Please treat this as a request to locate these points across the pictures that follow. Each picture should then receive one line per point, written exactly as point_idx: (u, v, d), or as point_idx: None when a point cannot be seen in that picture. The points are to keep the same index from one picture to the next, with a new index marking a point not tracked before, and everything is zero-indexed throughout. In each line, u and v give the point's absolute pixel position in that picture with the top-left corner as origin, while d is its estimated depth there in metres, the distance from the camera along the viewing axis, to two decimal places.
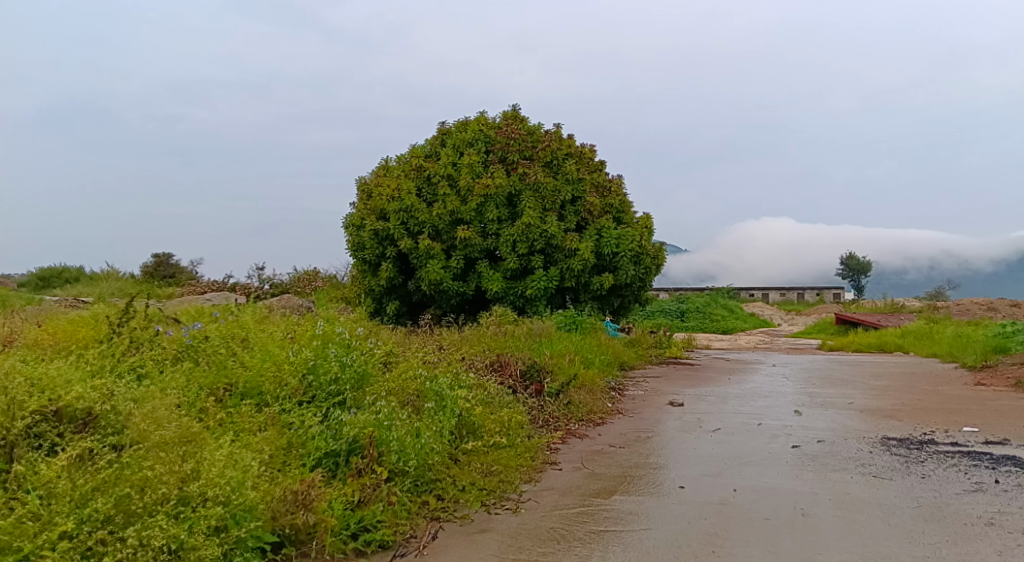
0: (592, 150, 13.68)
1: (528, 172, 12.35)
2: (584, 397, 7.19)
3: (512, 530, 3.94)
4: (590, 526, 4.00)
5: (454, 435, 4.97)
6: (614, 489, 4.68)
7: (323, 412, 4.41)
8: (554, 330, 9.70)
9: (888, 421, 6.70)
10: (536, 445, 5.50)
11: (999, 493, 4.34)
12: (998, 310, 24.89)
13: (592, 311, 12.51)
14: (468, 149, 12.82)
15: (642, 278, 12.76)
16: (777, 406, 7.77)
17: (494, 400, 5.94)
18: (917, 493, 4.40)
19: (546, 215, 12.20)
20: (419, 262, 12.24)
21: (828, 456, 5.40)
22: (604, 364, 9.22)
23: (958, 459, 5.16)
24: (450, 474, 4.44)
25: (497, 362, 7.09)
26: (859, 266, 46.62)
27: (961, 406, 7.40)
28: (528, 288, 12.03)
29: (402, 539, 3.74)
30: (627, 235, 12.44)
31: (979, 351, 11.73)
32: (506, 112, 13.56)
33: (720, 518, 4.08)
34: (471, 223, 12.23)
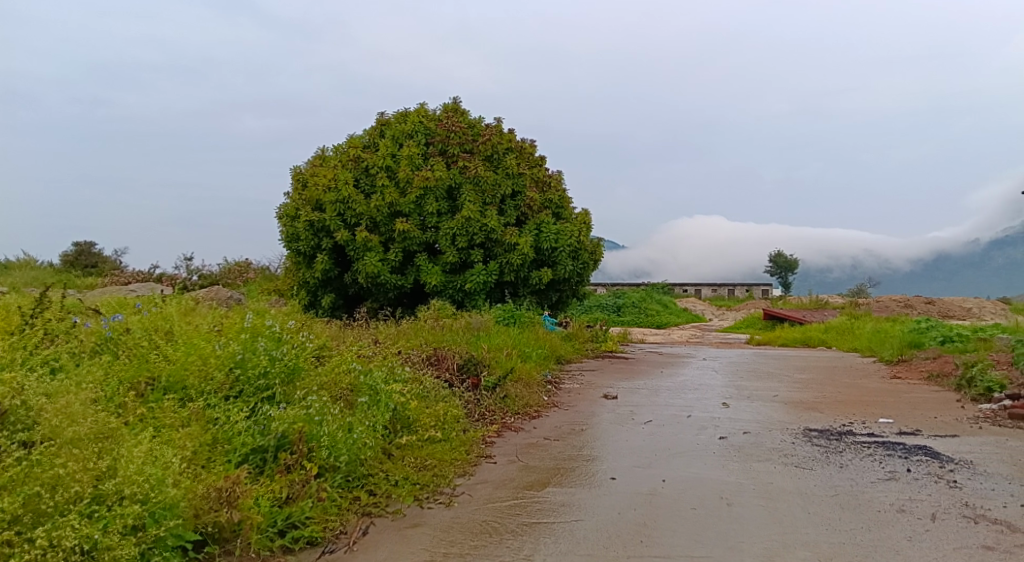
0: (533, 146, 13.71)
1: (469, 166, 12.33)
2: (520, 390, 7.22)
3: (444, 524, 3.93)
4: (522, 519, 4.02)
5: (388, 429, 4.92)
6: (547, 481, 4.72)
7: (251, 407, 4.30)
8: (492, 324, 9.72)
9: (811, 413, 6.96)
10: (471, 438, 5.48)
11: (910, 481, 4.56)
12: (914, 307, 26.19)
13: (531, 305, 12.58)
14: (407, 140, 12.66)
15: (580, 273, 12.87)
16: (707, 398, 7.98)
17: (430, 394, 5.89)
18: (835, 482, 4.59)
19: (486, 208, 12.18)
20: (355, 255, 12.07)
21: (753, 447, 5.57)
22: (540, 358, 9.28)
23: (874, 449, 5.40)
24: (383, 470, 4.41)
25: (433, 356, 7.03)
26: (787, 264, 48.27)
27: (878, 399, 7.75)
28: (467, 282, 12.00)
29: (331, 535, 3.69)
30: (566, 230, 12.53)
31: (896, 346, 12.31)
32: (446, 105, 13.46)
33: (650, 508, 4.16)
34: (410, 216, 12.11)
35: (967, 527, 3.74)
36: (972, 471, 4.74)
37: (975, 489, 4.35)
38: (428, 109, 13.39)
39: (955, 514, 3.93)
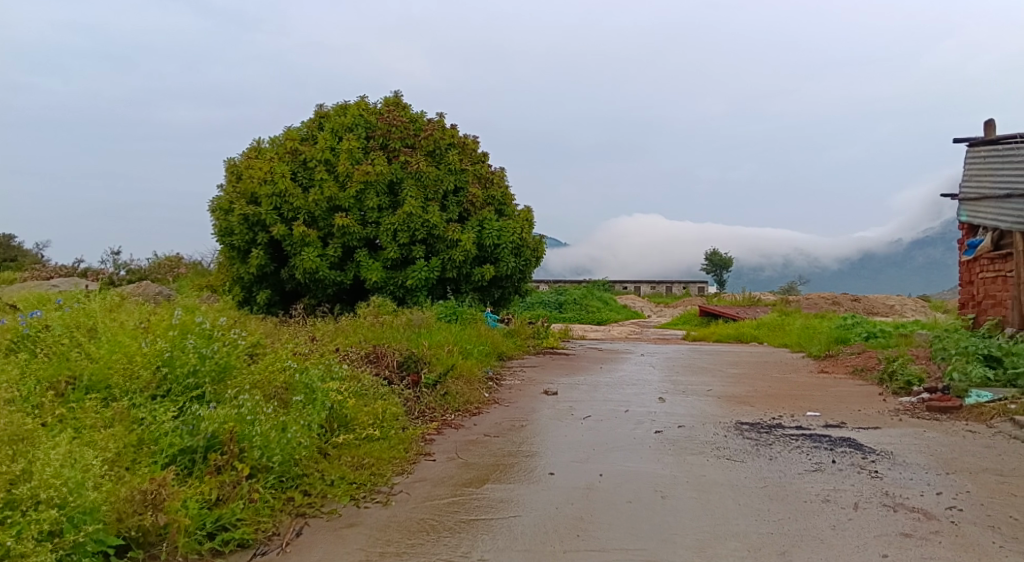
0: (475, 142, 13.66)
1: (410, 161, 12.21)
2: (461, 387, 7.20)
3: (381, 523, 3.88)
4: (460, 515, 4.01)
5: (324, 428, 4.83)
6: (486, 477, 4.72)
7: (180, 407, 4.15)
8: (433, 321, 9.66)
9: (743, 407, 7.16)
10: (410, 436, 5.44)
11: (835, 472, 4.73)
12: (841, 304, 27.22)
13: (473, 302, 12.56)
14: (347, 134, 12.44)
15: (522, 270, 12.90)
16: (644, 393, 8.11)
17: (368, 391, 5.81)
18: (764, 473, 4.72)
19: (427, 204, 12.09)
20: (292, 250, 11.84)
21: (688, 440, 5.69)
22: (482, 355, 9.27)
23: (801, 442, 5.58)
24: (318, 470, 4.34)
25: (372, 353, 6.95)
26: (722, 262, 49.51)
27: (807, 392, 8.03)
28: (408, 279, 11.90)
29: (263, 536, 3.60)
30: (508, 227, 12.55)
31: (824, 342, 12.76)
32: (388, 98, 13.28)
33: (586, 502, 4.21)
34: (350, 211, 11.91)
35: (887, 515, 3.90)
36: (893, 461, 4.95)
37: (896, 479, 4.54)
38: (368, 103, 13.19)
39: (875, 503, 4.10)
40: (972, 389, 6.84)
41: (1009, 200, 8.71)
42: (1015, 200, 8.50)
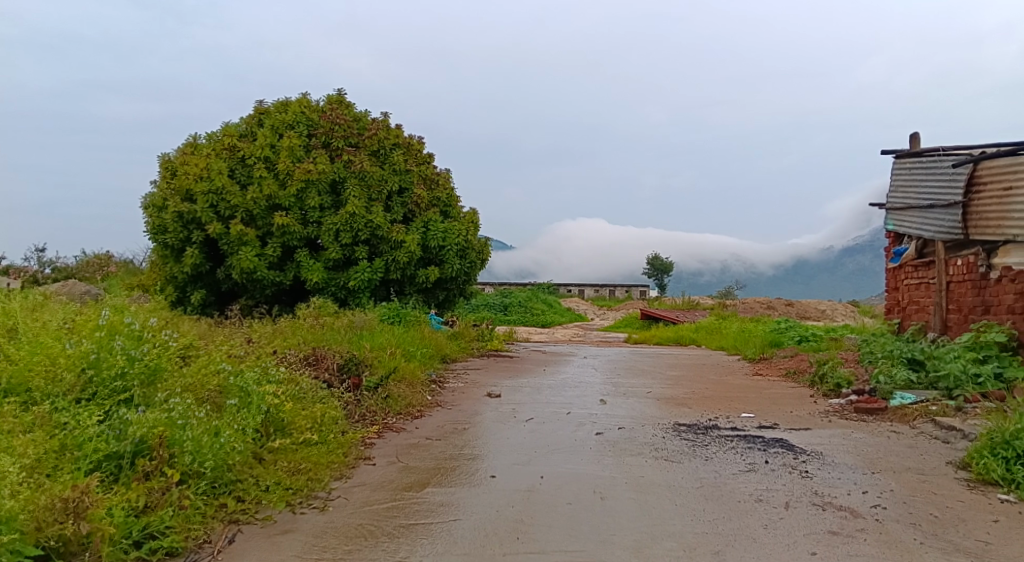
0: (420, 142, 13.58)
1: (354, 160, 12.04)
2: (403, 390, 7.13)
3: (317, 529, 3.80)
4: (399, 521, 3.96)
5: (259, 432, 4.71)
6: (427, 481, 4.68)
7: (106, 411, 4.00)
8: (376, 323, 9.55)
9: (681, 409, 7.29)
10: (350, 440, 5.35)
11: (768, 472, 4.86)
12: (776, 308, 28.09)
13: (417, 304, 12.46)
14: (288, 131, 12.17)
15: (467, 272, 12.86)
16: (585, 395, 8.19)
17: (306, 395, 5.70)
18: (700, 474, 4.82)
19: (371, 204, 11.94)
20: (229, 249, 11.55)
21: (627, 442, 5.76)
22: (424, 357, 9.20)
23: (736, 443, 5.72)
24: (253, 475, 4.23)
25: (312, 355, 6.81)
26: (663, 267, 50.44)
27: (742, 394, 8.23)
28: (351, 280, 11.72)
29: (194, 544, 3.50)
30: (453, 229, 12.51)
31: (759, 345, 13.13)
32: (331, 97, 13.05)
33: (526, 505, 4.21)
34: (290, 209, 11.67)
35: (816, 514, 4.02)
36: (822, 461, 5.11)
37: (825, 478, 4.69)
38: (311, 100, 12.94)
39: (805, 502, 4.22)
40: (897, 391, 7.13)
41: (931, 211, 9.01)
42: (936, 211, 8.81)
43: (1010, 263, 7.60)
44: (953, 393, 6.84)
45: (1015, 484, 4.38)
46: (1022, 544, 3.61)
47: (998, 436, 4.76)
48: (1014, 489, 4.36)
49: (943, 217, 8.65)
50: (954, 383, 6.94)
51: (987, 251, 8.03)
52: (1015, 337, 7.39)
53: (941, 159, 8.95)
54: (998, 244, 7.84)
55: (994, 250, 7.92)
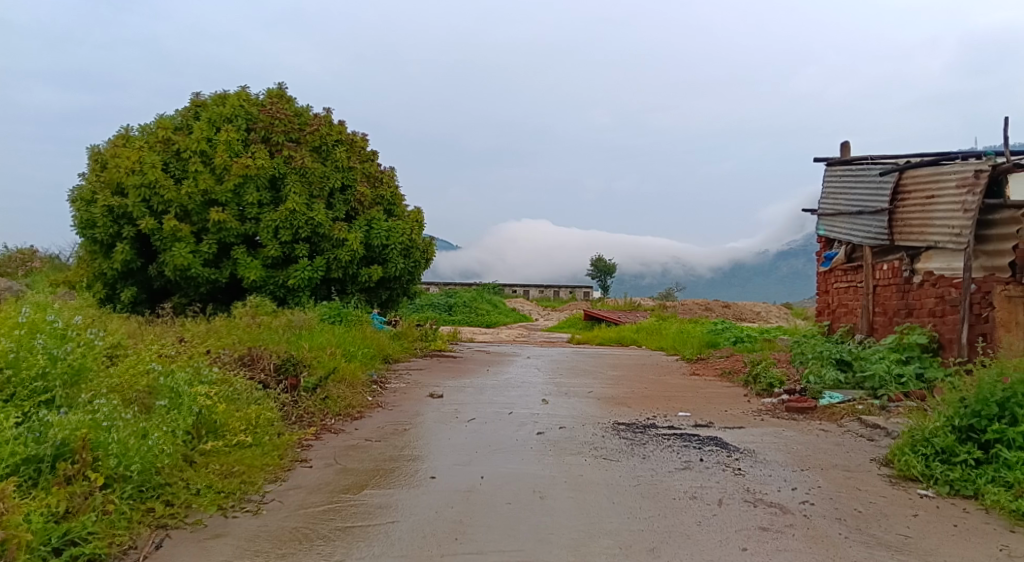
0: (363, 139, 13.42)
1: (294, 156, 11.79)
2: (343, 390, 7.03)
3: (250, 533, 3.71)
4: (335, 523, 3.90)
5: (190, 434, 4.58)
6: (365, 483, 4.62)
7: (24, 413, 3.81)
8: (315, 322, 9.39)
9: (620, 408, 7.39)
10: (286, 442, 5.24)
11: (703, 470, 4.97)
12: (714, 310, 28.80)
13: (359, 303, 12.30)
14: (225, 124, 11.83)
15: (411, 272, 12.75)
16: (527, 395, 8.23)
17: (240, 396, 5.55)
18: (637, 472, 4.89)
19: (312, 201, 11.72)
20: (161, 245, 11.20)
21: (568, 441, 5.81)
22: (365, 357, 9.08)
23: (673, 441, 5.83)
24: (182, 479, 4.12)
25: (247, 355, 6.64)
26: (606, 269, 51.06)
27: (680, 394, 8.40)
28: (290, 278, 11.48)
29: (118, 551, 3.38)
30: (397, 228, 12.40)
31: (697, 345, 13.43)
32: (271, 91, 12.76)
33: (466, 505, 4.20)
34: (227, 205, 11.37)
35: (747, 510, 4.13)
36: (754, 459, 5.25)
37: (756, 475, 4.83)
38: (250, 94, 12.62)
39: (738, 499, 4.33)
40: (826, 391, 7.38)
41: (860, 217, 9.36)
42: (864, 217, 9.14)
43: (932, 268, 7.94)
44: (878, 392, 7.11)
45: (933, 480, 4.59)
46: (938, 537, 3.78)
47: (919, 434, 4.98)
48: (933, 484, 4.56)
49: (871, 223, 8.98)
50: (879, 383, 7.21)
51: (911, 256, 8.36)
52: (935, 339, 7.74)
53: (869, 167, 9.29)
54: (920, 250, 8.18)
55: (916, 255, 8.27)
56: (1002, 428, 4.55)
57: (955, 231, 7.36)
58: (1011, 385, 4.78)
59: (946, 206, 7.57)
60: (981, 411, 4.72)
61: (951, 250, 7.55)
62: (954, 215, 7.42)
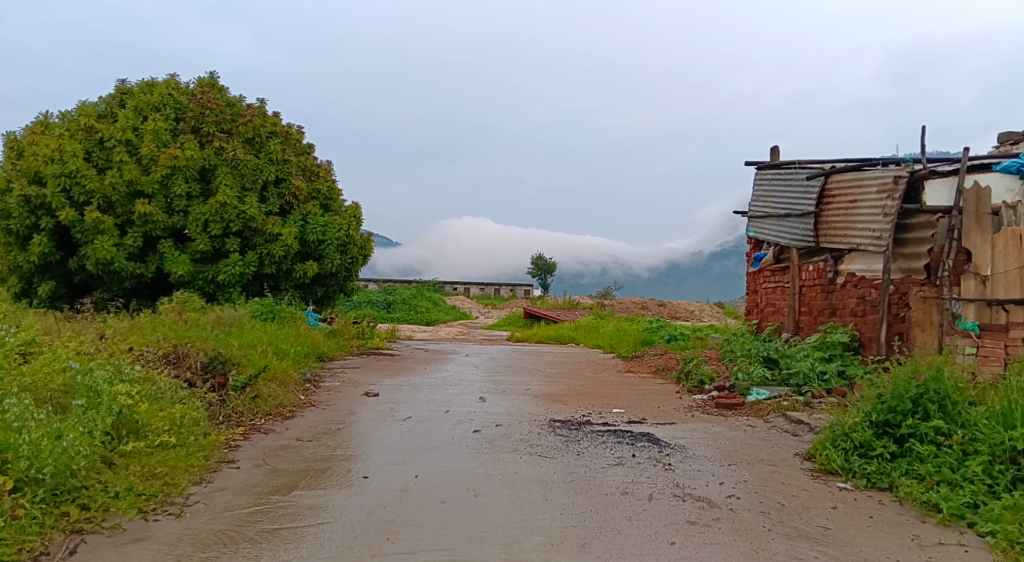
0: (299, 132, 13.16)
1: (226, 147, 11.44)
2: (274, 389, 6.87)
3: (172, 537, 3.59)
4: (262, 525, 3.81)
5: (109, 435, 4.39)
6: (295, 484, 4.52)
7: None
8: (246, 319, 9.15)
9: (556, 405, 7.45)
10: (212, 443, 5.08)
11: (635, 465, 5.05)
12: (650, 308, 29.38)
13: (293, 300, 12.04)
14: (153, 113, 11.39)
15: (348, 268, 12.59)
16: (464, 393, 8.22)
17: (164, 394, 5.35)
18: (571, 469, 4.94)
19: (245, 194, 11.40)
20: (82, 237, 10.74)
21: (503, 438, 5.83)
22: (299, 355, 8.90)
23: (606, 437, 5.91)
24: (100, 481, 3.95)
25: (173, 353, 6.42)
26: (547, 267, 51.44)
27: (614, 391, 8.52)
28: (220, 273, 11.16)
29: (28, 557, 3.22)
30: (334, 223, 12.21)
31: (633, 343, 13.66)
32: (202, 79, 12.37)
33: (399, 505, 4.16)
34: (154, 197, 10.97)
35: (676, 505, 4.22)
36: (684, 454, 5.37)
37: (686, 470, 4.93)
38: (179, 82, 12.19)
39: (668, 494, 4.42)
40: (753, 387, 7.61)
41: (787, 219, 9.67)
42: (792, 219, 9.45)
43: (854, 269, 8.27)
44: (802, 389, 7.37)
45: (852, 473, 4.78)
46: (855, 528, 3.94)
47: (839, 429, 5.18)
48: (851, 477, 4.75)
49: (798, 226, 9.29)
50: (803, 380, 7.47)
51: (835, 257, 8.69)
52: (856, 337, 8.07)
53: (796, 171, 9.60)
54: (843, 252, 8.50)
55: (840, 257, 8.59)
56: (915, 423, 4.77)
57: (876, 235, 7.68)
58: (924, 382, 5.01)
59: (869, 210, 7.89)
60: (897, 407, 4.91)
61: (872, 252, 7.87)
62: (875, 219, 7.73)
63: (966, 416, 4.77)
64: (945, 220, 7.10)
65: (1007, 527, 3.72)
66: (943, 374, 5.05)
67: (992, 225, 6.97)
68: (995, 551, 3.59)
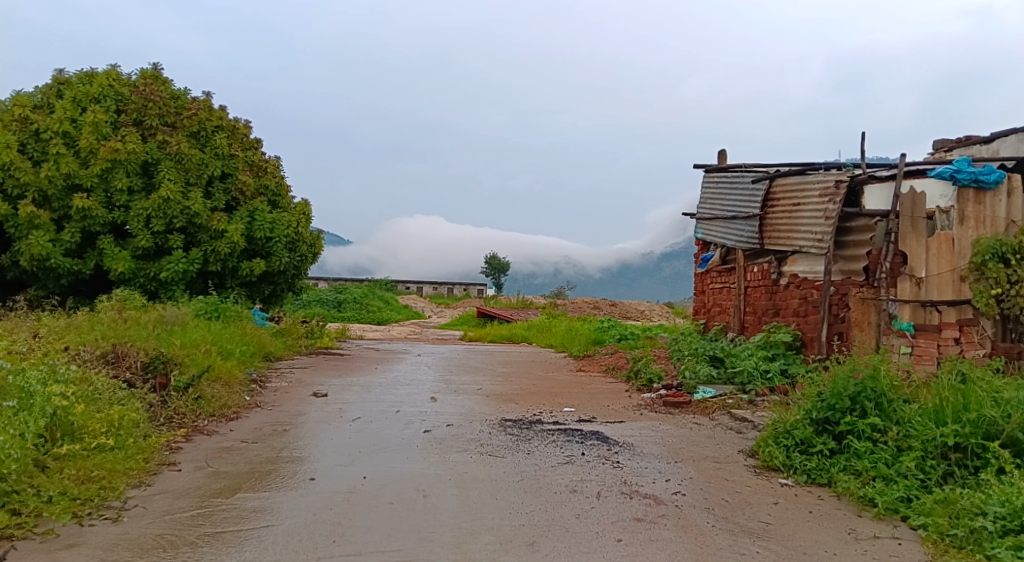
0: (246, 127, 12.90)
1: (170, 141, 11.11)
2: (218, 390, 6.71)
3: (108, 541, 3.48)
4: (204, 529, 3.72)
5: (42, 438, 4.23)
6: (238, 486, 4.43)
7: None
8: (189, 317, 8.92)
9: (507, 404, 7.47)
10: (152, 445, 4.94)
11: (584, 463, 5.10)
12: (602, 308, 29.69)
13: (239, 298, 11.78)
14: (92, 105, 11.01)
15: (297, 266, 12.40)
16: (415, 393, 8.18)
17: (101, 395, 5.18)
18: (521, 467, 4.96)
19: (189, 189, 11.09)
20: (16, 232, 10.40)
21: (453, 438, 5.81)
22: (244, 354, 8.72)
23: (557, 436, 5.94)
24: (32, 486, 3.81)
25: (111, 353, 6.22)
26: (501, 267, 51.46)
27: (565, 390, 8.58)
28: (162, 271, 10.86)
29: None
30: (282, 220, 11.98)
31: (583, 343, 13.78)
32: (145, 71, 12.01)
33: (346, 507, 4.11)
34: (93, 191, 10.62)
35: (623, 502, 4.27)
36: (632, 452, 5.44)
37: (634, 468, 4.99)
38: (121, 74, 11.81)
39: (615, 491, 4.47)
40: (700, 386, 7.75)
41: (734, 221, 9.87)
42: (738, 222, 9.66)
43: (797, 271, 8.48)
44: (747, 387, 7.53)
45: (793, 469, 4.91)
46: (795, 523, 4.04)
47: (781, 426, 5.31)
48: (792, 473, 4.88)
49: (743, 228, 9.50)
50: (748, 378, 7.63)
51: (778, 259, 8.90)
52: (798, 337, 8.28)
53: (742, 174, 9.81)
54: (786, 254, 8.71)
55: (783, 259, 8.80)
56: (853, 421, 4.91)
57: (818, 238, 7.88)
58: (862, 381, 5.16)
59: (811, 213, 8.09)
60: (836, 405, 5.05)
61: (814, 254, 8.07)
62: (817, 222, 7.93)
63: (901, 413, 4.93)
64: (882, 224, 7.35)
65: (937, 520, 3.88)
66: (879, 373, 5.23)
67: (927, 228, 7.20)
68: (926, 544, 3.74)
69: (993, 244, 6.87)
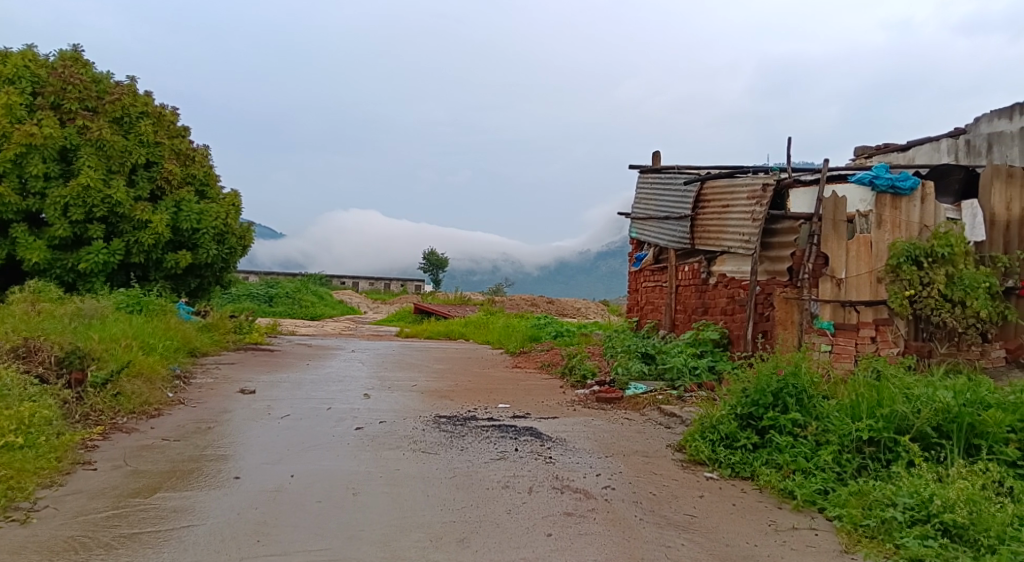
0: (173, 114, 12.46)
1: (90, 126, 10.62)
2: (139, 386, 6.46)
3: (15, 544, 3.31)
4: (119, 530, 3.58)
5: None
6: (158, 485, 4.28)
7: None
8: (109, 310, 8.56)
9: (441, 401, 7.44)
10: (66, 443, 4.72)
11: (516, 459, 5.12)
12: (539, 305, 29.88)
13: (163, 291, 11.38)
14: (6, 86, 10.44)
15: (225, 258, 12.04)
16: (348, 389, 8.06)
17: (10, 391, 4.92)
18: (454, 464, 4.95)
19: (111, 177, 10.63)
20: None
21: (386, 435, 5.75)
22: (168, 350, 8.43)
23: (490, 432, 5.96)
24: None
25: (23, 347, 5.91)
26: (439, 264, 51.16)
27: (500, 386, 8.60)
28: (81, 262, 10.41)
29: None
30: (211, 211, 11.61)
31: (519, 339, 13.84)
32: (64, 52, 11.45)
33: (272, 506, 4.02)
34: (6, 176, 10.12)
35: (554, 497, 4.31)
36: (564, 447, 5.49)
37: (565, 463, 5.04)
38: (38, 54, 11.22)
39: (547, 486, 4.51)
40: (631, 382, 7.90)
41: (666, 221, 10.07)
42: (670, 222, 9.86)
43: (725, 271, 8.71)
44: (676, 383, 7.71)
45: (718, 463, 5.06)
46: (719, 516, 4.15)
47: (707, 421, 5.44)
48: (717, 467, 5.02)
49: (675, 228, 9.70)
50: (677, 374, 7.81)
51: (708, 259, 9.12)
52: (725, 335, 8.53)
53: (674, 175, 10.01)
54: (715, 254, 8.94)
55: (713, 258, 9.03)
56: (776, 416, 5.08)
57: (745, 238, 8.11)
58: (784, 377, 5.33)
59: (740, 215, 8.31)
60: (759, 400, 5.22)
61: (741, 254, 8.30)
62: (744, 224, 8.16)
63: (820, 409, 5.11)
64: (806, 226, 7.61)
65: (851, 511, 4.05)
66: (801, 369, 5.42)
67: (847, 231, 7.52)
68: (841, 534, 3.89)
69: (907, 248, 7.26)
